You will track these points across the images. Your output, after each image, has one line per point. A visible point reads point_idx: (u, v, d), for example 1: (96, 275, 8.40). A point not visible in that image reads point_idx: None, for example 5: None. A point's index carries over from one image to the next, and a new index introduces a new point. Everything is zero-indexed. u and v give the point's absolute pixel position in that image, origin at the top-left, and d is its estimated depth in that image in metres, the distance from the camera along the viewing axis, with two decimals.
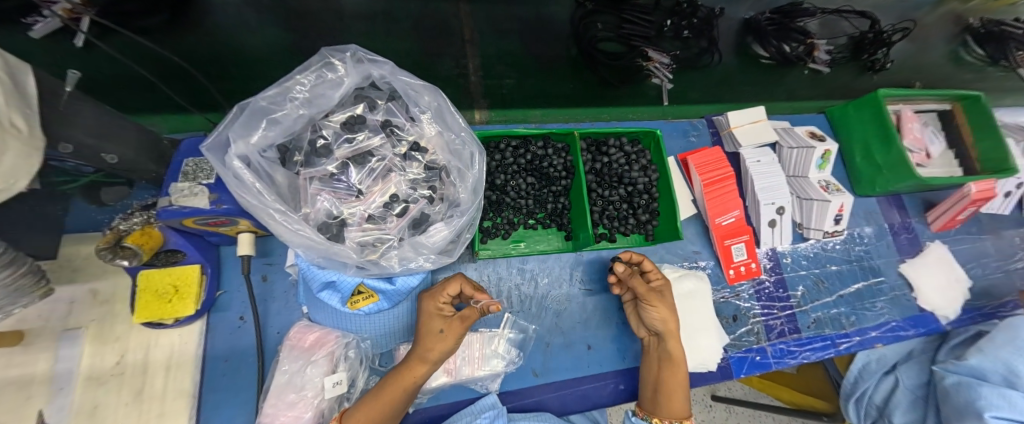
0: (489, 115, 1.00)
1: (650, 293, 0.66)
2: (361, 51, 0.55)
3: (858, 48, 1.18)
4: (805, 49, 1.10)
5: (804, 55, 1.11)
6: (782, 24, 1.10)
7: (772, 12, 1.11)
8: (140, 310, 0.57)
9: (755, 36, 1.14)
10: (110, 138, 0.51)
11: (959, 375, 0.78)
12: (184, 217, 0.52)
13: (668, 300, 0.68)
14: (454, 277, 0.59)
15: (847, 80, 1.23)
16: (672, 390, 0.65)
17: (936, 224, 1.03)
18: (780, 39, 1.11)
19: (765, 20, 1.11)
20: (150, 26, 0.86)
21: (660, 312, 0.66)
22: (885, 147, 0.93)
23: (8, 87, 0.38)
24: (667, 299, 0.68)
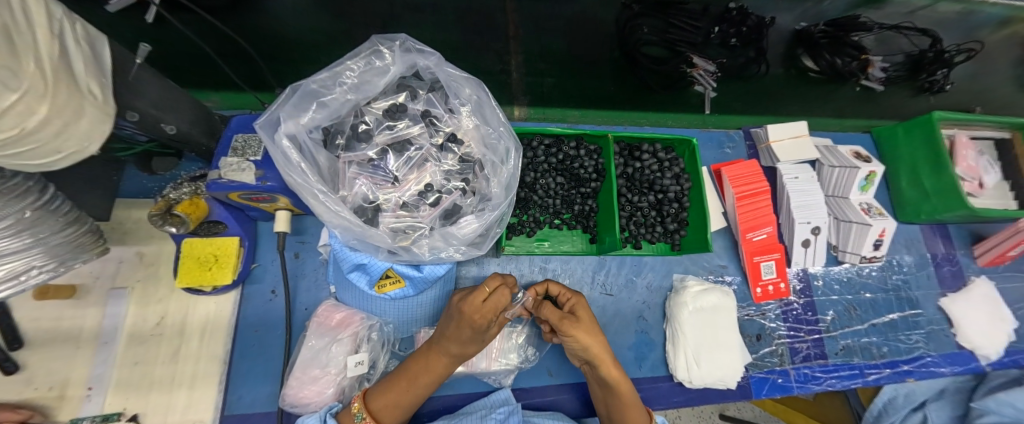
0: (528, 112, 1.05)
1: (560, 322, 0.57)
2: (410, 41, 0.56)
3: (917, 68, 1.11)
4: (858, 65, 1.05)
5: (857, 71, 1.06)
6: (836, 38, 1.05)
7: (825, 24, 1.07)
8: (182, 276, 0.60)
9: (806, 48, 1.10)
10: (169, 110, 0.54)
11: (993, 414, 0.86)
12: (230, 190, 0.54)
13: (588, 324, 0.59)
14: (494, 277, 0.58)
15: (899, 101, 1.20)
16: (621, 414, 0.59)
17: (983, 258, 0.97)
18: (833, 54, 1.06)
19: (818, 32, 1.06)
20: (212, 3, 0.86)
21: (581, 341, 0.56)
22: (936, 173, 0.88)
23: (89, 56, 0.40)
24: (586, 321, 0.59)
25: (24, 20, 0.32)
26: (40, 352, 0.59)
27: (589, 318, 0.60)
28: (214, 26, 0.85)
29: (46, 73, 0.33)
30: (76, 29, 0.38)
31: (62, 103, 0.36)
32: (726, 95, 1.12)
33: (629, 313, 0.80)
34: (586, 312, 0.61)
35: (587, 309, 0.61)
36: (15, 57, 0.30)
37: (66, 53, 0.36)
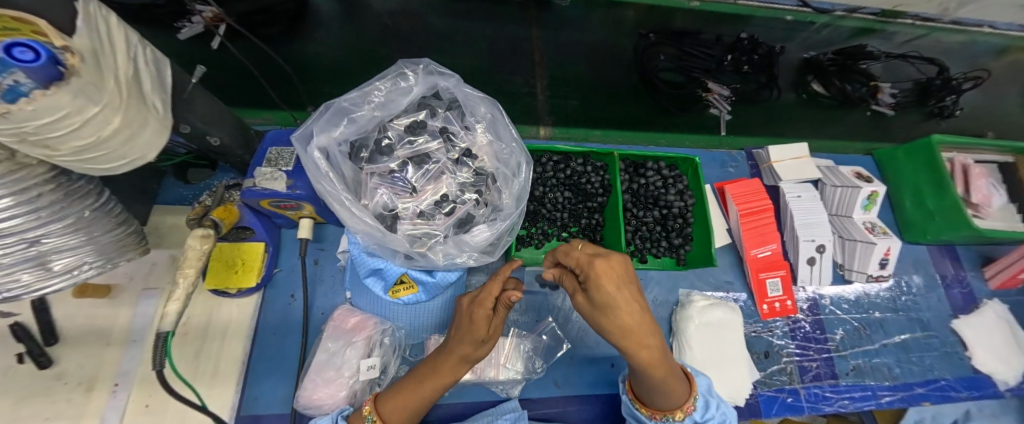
0: (553, 131, 1.09)
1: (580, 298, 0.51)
2: (433, 64, 0.61)
3: (926, 94, 1.15)
4: (867, 91, 1.10)
5: (867, 97, 1.11)
6: (844, 65, 1.11)
7: (833, 53, 1.12)
8: (210, 277, 0.65)
9: (816, 74, 1.13)
10: (215, 125, 0.60)
11: None
12: (263, 197, 0.59)
13: (613, 297, 0.45)
14: (495, 281, 0.58)
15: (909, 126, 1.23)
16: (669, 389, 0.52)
17: (994, 280, 0.96)
18: (842, 79, 1.11)
19: (827, 60, 1.12)
20: (272, 34, 0.97)
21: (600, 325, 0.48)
22: (938, 194, 0.90)
23: (155, 76, 0.46)
24: (609, 295, 0.46)
25: (107, 45, 0.37)
26: (75, 348, 0.63)
27: (615, 295, 0.46)
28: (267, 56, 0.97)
29: (122, 88, 0.38)
30: (147, 53, 0.44)
31: (131, 116, 0.41)
32: (739, 118, 1.17)
33: None
34: (615, 282, 0.46)
35: (613, 273, 0.46)
36: (100, 76, 0.35)
37: (138, 74, 0.42)
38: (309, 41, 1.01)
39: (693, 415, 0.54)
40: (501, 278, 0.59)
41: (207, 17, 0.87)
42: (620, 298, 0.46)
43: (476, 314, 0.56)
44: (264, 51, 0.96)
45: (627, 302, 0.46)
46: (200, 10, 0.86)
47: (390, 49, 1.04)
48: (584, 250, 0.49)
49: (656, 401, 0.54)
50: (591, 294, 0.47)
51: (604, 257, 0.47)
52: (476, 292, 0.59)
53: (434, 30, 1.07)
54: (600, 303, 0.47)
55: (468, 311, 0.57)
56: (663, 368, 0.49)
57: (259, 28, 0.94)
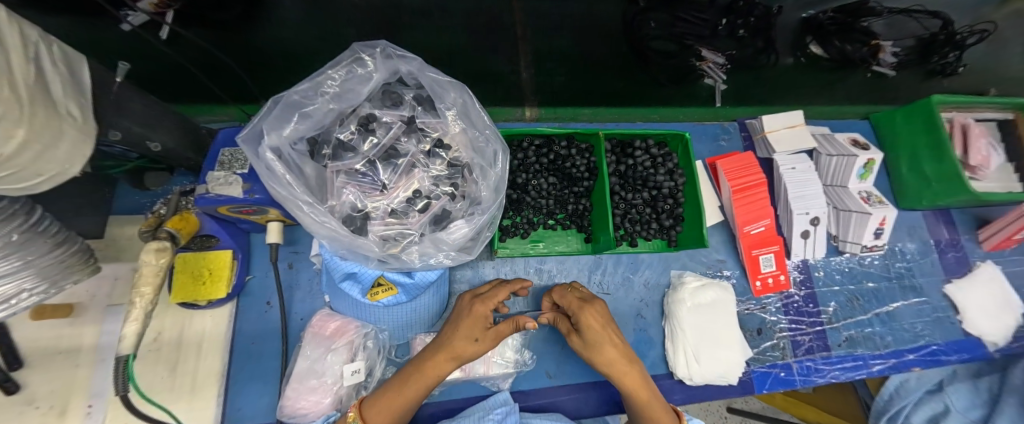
0: (540, 112, 1.00)
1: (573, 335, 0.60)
2: (391, 47, 0.55)
3: (928, 51, 1.11)
4: (868, 50, 1.07)
5: (868, 57, 1.07)
6: (844, 24, 1.07)
7: (834, 11, 1.08)
8: (177, 291, 0.60)
9: (816, 35, 1.09)
10: (155, 127, 0.54)
11: None
12: (218, 204, 0.55)
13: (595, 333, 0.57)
14: (501, 286, 0.63)
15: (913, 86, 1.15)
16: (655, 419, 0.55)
17: (988, 243, 0.95)
18: (842, 40, 1.08)
19: (827, 19, 1.07)
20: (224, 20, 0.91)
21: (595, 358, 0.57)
22: (936, 158, 0.86)
23: (67, 77, 0.40)
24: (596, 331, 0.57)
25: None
26: (41, 372, 0.60)
27: (601, 335, 0.57)
28: (207, 52, 0.89)
29: (20, 95, 0.33)
30: (53, 51, 0.39)
31: (40, 126, 0.35)
32: (737, 87, 1.09)
33: (627, 311, 0.79)
34: (599, 325, 0.58)
35: (597, 320, 0.58)
36: None
37: (43, 76, 0.36)
38: (267, 26, 0.93)
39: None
40: (507, 286, 0.63)
41: (151, 4, 0.84)
42: (603, 338, 0.57)
43: (476, 309, 0.58)
44: (202, 47, 0.88)
45: (611, 343, 0.57)
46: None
47: (357, 30, 0.97)
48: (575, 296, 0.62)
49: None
50: (582, 333, 0.58)
51: (591, 304, 0.60)
52: (479, 291, 0.63)
53: (405, 4, 0.98)
54: (592, 340, 0.57)
55: (469, 307, 0.59)
56: (648, 392, 0.56)
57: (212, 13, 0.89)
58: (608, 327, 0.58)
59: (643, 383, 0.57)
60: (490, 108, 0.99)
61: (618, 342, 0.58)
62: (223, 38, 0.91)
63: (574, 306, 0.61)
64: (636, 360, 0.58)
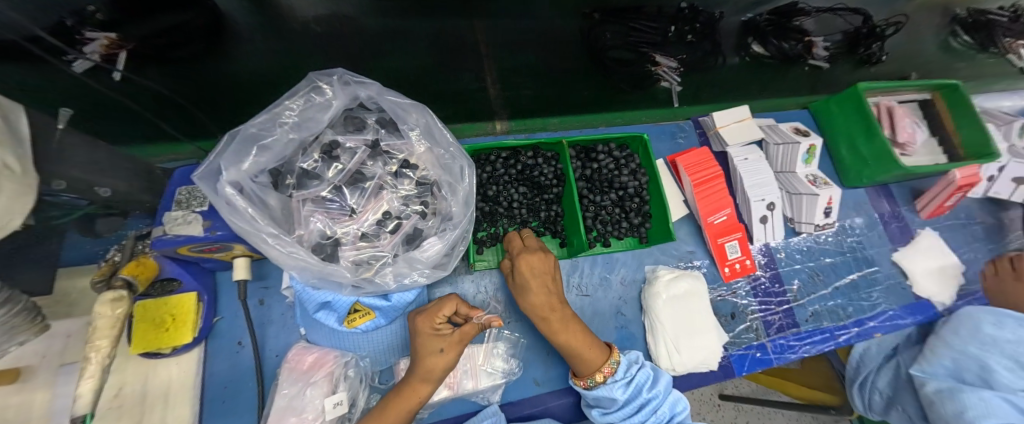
0: (510, 125, 1.11)
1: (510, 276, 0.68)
2: (347, 74, 0.56)
3: (855, 43, 1.22)
4: (802, 47, 1.16)
5: (803, 53, 1.17)
6: (780, 24, 1.14)
7: (768, 13, 1.15)
8: (136, 341, 0.56)
9: (755, 35, 1.16)
10: (104, 173, 0.53)
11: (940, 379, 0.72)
12: (178, 245, 0.53)
13: (526, 272, 0.64)
14: (449, 297, 0.60)
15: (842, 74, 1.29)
16: (579, 352, 0.59)
17: (924, 211, 1.04)
18: (779, 38, 1.15)
19: (764, 21, 1.14)
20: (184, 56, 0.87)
21: (522, 293, 0.64)
22: (868, 138, 0.94)
23: (3, 129, 0.39)
24: (523, 272, 0.64)
25: None
26: None
27: (527, 278, 0.63)
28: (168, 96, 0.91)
29: None
30: None
31: None
32: (691, 88, 1.20)
33: (607, 310, 0.81)
34: (530, 272, 0.64)
35: (538, 266, 0.65)
36: None
37: None
38: (227, 60, 0.93)
39: (614, 377, 0.59)
40: (456, 296, 0.61)
41: (102, 46, 0.77)
42: (534, 283, 0.63)
43: (421, 326, 0.57)
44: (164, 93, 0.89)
45: (540, 287, 0.63)
46: (92, 37, 0.76)
47: (320, 58, 0.98)
48: (524, 244, 0.69)
49: (575, 368, 0.61)
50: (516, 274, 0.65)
51: (530, 252, 0.66)
52: (423, 306, 0.61)
53: (367, 30, 1.00)
54: (521, 282, 0.64)
55: (415, 325, 0.58)
56: (569, 333, 0.59)
57: (169, 51, 0.84)
58: (535, 271, 0.64)
59: (567, 323, 0.61)
60: (461, 124, 1.09)
61: (542, 285, 0.63)
62: (185, 74, 0.90)
63: (518, 249, 0.68)
64: (562, 306, 0.62)
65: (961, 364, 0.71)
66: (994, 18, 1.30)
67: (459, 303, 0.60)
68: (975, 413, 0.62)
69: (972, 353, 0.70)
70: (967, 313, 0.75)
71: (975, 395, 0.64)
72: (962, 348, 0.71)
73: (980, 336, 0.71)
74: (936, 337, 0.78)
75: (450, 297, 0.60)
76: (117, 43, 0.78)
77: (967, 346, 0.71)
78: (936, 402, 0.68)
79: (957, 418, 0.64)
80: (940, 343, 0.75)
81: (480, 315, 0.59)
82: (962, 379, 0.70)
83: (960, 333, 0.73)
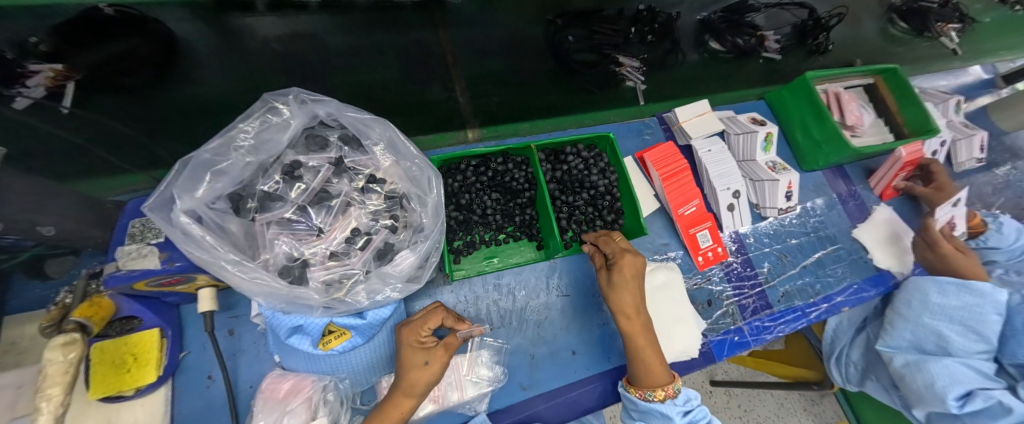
0: (482, 133, 1.09)
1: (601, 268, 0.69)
2: (304, 93, 0.56)
3: (803, 35, 1.29)
4: (755, 41, 1.22)
5: (756, 46, 1.22)
6: (732, 21, 1.20)
7: (721, 11, 1.22)
8: (95, 385, 0.53)
9: (711, 32, 1.22)
10: (47, 210, 0.50)
11: (904, 352, 0.76)
12: (134, 280, 0.50)
13: (621, 274, 0.65)
14: (434, 310, 0.60)
15: (795, 64, 1.35)
16: (647, 362, 0.61)
17: (878, 188, 1.11)
18: (733, 34, 1.20)
19: (718, 18, 1.21)
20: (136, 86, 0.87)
21: (612, 287, 0.66)
22: (820, 123, 1.00)
23: None
24: (624, 271, 0.65)
25: None
26: None
27: (625, 277, 0.65)
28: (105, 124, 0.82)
29: None
30: None
31: None
32: (654, 86, 1.21)
33: (588, 308, 0.82)
34: (628, 273, 0.65)
35: (632, 269, 0.66)
36: None
37: None
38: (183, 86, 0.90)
39: (674, 400, 0.59)
40: (443, 307, 0.61)
41: (47, 78, 0.69)
42: (627, 285, 0.65)
43: (406, 339, 0.57)
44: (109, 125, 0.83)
45: (631, 288, 0.65)
46: (35, 69, 0.67)
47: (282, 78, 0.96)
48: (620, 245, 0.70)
49: (634, 376, 0.63)
50: (614, 269, 0.66)
51: (632, 255, 0.67)
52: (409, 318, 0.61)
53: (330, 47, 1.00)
54: (616, 279, 0.65)
55: (401, 338, 0.58)
56: (644, 341, 0.62)
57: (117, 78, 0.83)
58: (633, 273, 0.66)
59: (646, 333, 0.63)
60: (433, 135, 1.07)
61: (634, 289, 0.65)
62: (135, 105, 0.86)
63: (614, 250, 0.69)
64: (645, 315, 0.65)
65: (920, 336, 0.75)
66: (924, 5, 1.40)
67: (447, 316, 0.60)
68: (943, 383, 0.67)
69: (927, 324, 0.74)
70: (916, 287, 0.79)
71: (940, 365, 0.70)
72: (919, 319, 0.76)
73: (931, 307, 0.75)
74: (891, 308, 0.83)
75: (433, 306, 0.61)
76: (64, 74, 0.70)
77: (923, 316, 0.75)
78: (906, 376, 0.72)
79: (927, 389, 0.69)
80: (897, 316, 0.79)
81: (463, 328, 0.60)
82: (923, 349, 0.74)
83: (914, 306, 0.77)
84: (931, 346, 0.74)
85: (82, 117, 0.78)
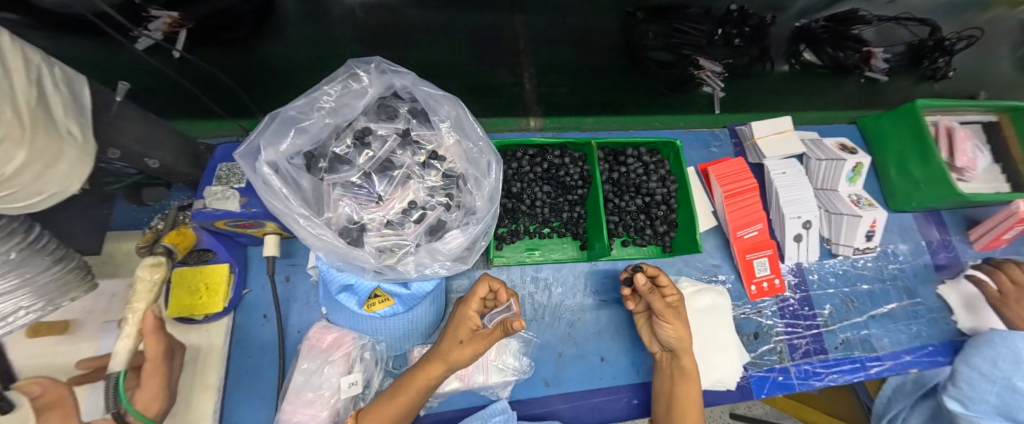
0: (544, 122, 1.01)
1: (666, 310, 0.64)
2: (385, 62, 0.57)
3: (918, 56, 1.13)
4: (861, 57, 1.09)
5: (860, 63, 1.10)
6: (837, 32, 1.08)
7: (825, 20, 1.10)
8: (173, 305, 0.60)
9: (808, 43, 1.11)
10: (153, 144, 0.56)
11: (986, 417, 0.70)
12: (216, 219, 0.55)
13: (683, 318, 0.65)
14: (483, 279, 0.60)
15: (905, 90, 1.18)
16: (687, 406, 0.63)
17: (978, 243, 0.96)
18: (835, 46, 1.09)
19: (819, 27, 1.09)
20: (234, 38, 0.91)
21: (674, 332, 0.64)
22: (923, 160, 0.88)
23: (68, 98, 0.41)
24: (682, 316, 0.66)
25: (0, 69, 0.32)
26: None
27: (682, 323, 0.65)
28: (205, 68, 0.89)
29: (24, 119, 0.34)
30: (54, 73, 0.40)
31: (40, 146, 0.36)
32: (733, 95, 1.11)
33: (624, 318, 0.79)
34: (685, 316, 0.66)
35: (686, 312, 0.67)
36: None
37: (44, 97, 0.37)
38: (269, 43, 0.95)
39: None
40: (489, 277, 0.61)
41: (165, 24, 0.83)
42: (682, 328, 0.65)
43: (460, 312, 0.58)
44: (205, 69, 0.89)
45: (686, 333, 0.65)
46: (157, 15, 0.82)
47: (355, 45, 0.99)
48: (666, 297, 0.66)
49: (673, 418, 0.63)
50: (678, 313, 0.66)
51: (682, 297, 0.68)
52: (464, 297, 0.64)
53: (406, 18, 1.00)
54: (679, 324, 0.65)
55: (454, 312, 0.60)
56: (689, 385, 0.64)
57: (221, 32, 0.89)
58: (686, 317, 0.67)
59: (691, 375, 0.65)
60: (496, 119, 1.00)
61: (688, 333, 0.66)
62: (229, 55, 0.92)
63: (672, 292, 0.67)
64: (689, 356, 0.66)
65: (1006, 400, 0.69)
66: None
67: (494, 281, 0.60)
68: None
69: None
70: (1004, 341, 0.72)
71: None
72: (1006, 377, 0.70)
73: (1021, 365, 0.69)
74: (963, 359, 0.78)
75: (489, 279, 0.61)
76: (178, 21, 0.84)
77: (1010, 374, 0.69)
78: None
79: None
80: (974, 372, 0.74)
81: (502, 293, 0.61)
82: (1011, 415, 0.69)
83: (999, 364, 0.71)
84: (1022, 414, 0.69)
85: (192, 64, 0.89)
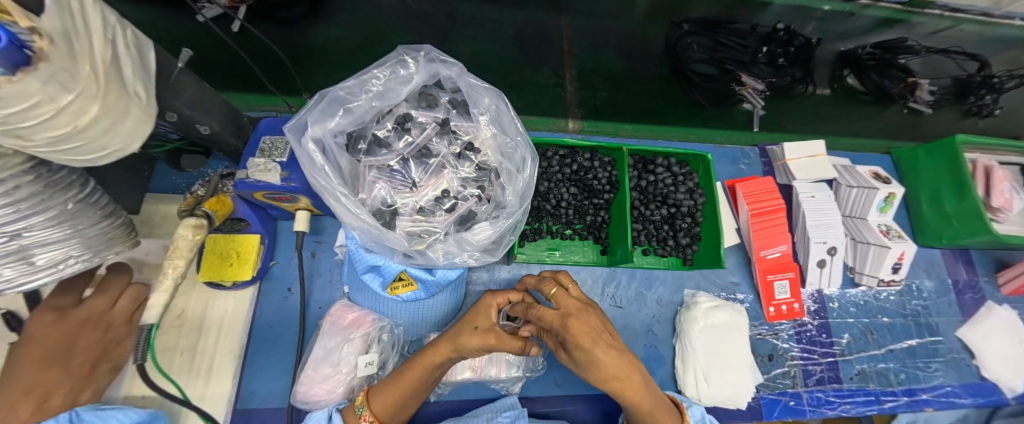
0: (581, 125, 1.07)
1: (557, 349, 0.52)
2: (434, 51, 0.58)
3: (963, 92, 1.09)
4: (906, 88, 1.02)
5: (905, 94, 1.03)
6: (883, 60, 1.03)
7: (873, 46, 1.05)
8: (204, 270, 0.62)
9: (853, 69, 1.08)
10: (204, 112, 0.57)
11: None
12: (256, 189, 0.56)
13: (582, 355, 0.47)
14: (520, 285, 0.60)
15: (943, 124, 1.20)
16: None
17: (1008, 287, 0.94)
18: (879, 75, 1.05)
19: (865, 54, 1.05)
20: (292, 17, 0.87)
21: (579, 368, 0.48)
22: (958, 197, 0.86)
23: (137, 59, 0.42)
24: (584, 347, 0.47)
25: (84, 25, 0.33)
26: None
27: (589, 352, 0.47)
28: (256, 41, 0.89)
29: (99, 76, 0.35)
30: (126, 34, 0.41)
31: (111, 103, 0.37)
32: (773, 114, 1.14)
33: (638, 326, 0.79)
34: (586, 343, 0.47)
35: (587, 338, 0.47)
36: (74, 59, 0.31)
37: (117, 56, 0.38)
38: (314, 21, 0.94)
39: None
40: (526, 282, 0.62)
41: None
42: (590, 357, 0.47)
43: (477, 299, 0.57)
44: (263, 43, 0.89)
45: (601, 362, 0.47)
46: None
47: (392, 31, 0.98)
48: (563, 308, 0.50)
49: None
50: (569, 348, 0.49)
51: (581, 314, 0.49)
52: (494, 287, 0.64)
53: None
54: (582, 359, 0.47)
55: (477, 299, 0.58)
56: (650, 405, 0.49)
57: (277, 10, 0.85)
58: (595, 342, 0.47)
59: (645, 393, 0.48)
60: (536, 118, 1.06)
61: (610, 363, 0.47)
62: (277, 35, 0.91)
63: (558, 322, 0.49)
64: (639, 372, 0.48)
65: None
66: None
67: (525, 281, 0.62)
68: None
69: None
70: None
71: None
72: None
73: None
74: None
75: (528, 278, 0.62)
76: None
77: None
78: None
79: None
80: None
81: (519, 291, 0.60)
82: None
83: None
84: None
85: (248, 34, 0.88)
